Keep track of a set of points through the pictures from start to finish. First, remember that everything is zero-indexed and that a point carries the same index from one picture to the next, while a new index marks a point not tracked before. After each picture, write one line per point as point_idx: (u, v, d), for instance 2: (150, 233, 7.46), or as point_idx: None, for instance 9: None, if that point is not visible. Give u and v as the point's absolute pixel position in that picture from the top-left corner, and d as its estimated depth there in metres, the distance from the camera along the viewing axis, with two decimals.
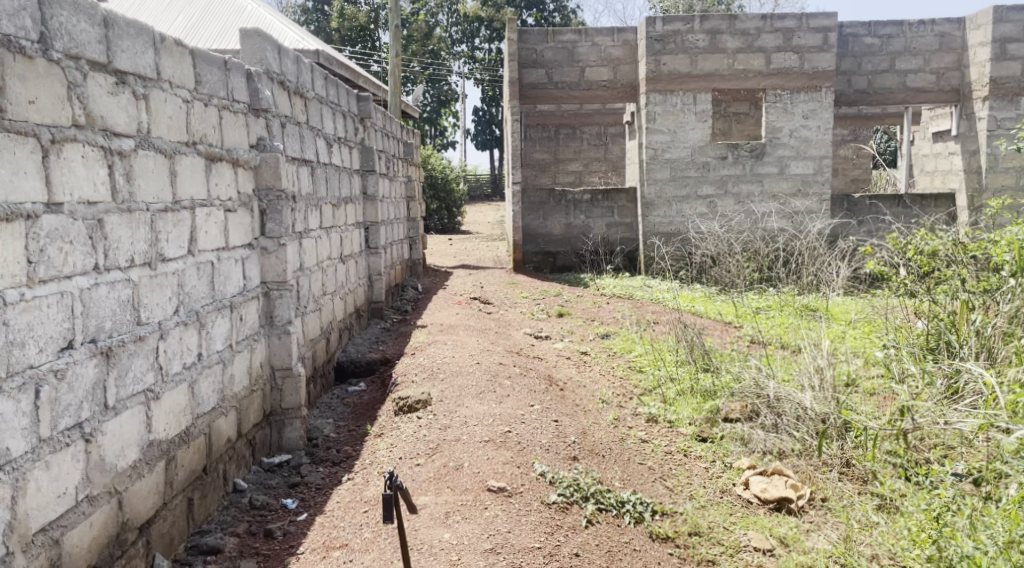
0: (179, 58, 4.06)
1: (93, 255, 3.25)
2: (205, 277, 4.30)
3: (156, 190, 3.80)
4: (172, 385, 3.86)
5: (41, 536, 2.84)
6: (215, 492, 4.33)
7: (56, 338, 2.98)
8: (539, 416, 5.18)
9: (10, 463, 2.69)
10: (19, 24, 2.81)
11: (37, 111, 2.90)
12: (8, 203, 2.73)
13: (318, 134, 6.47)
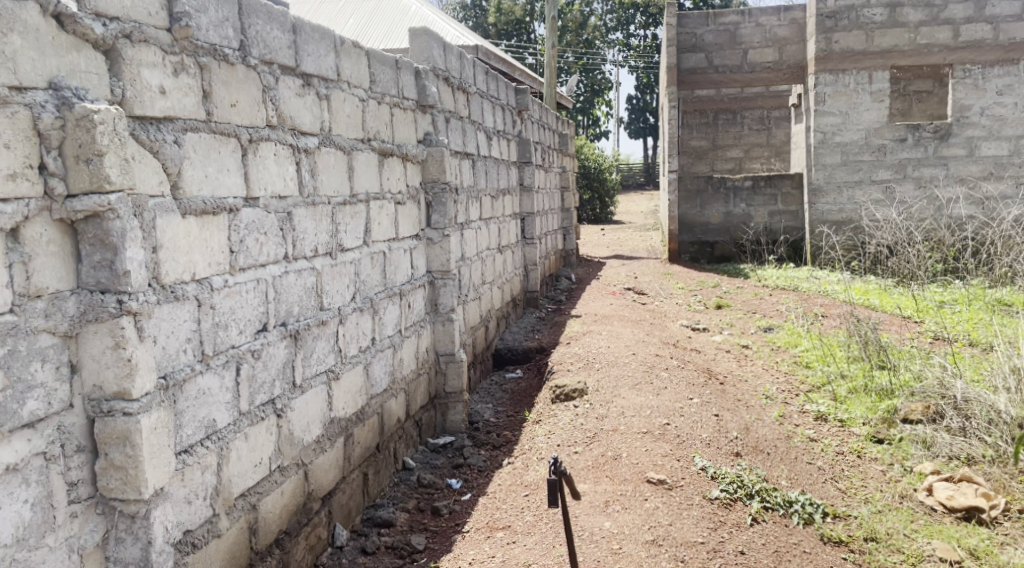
0: (356, 59, 4.30)
1: (284, 245, 3.53)
2: (378, 266, 4.55)
3: (336, 184, 4.06)
4: (350, 367, 4.13)
5: (241, 501, 3.12)
6: (387, 469, 4.59)
7: (253, 320, 3.26)
8: (699, 409, 5.08)
9: (216, 432, 2.97)
10: (224, 34, 3.07)
11: (237, 113, 3.18)
12: (214, 198, 3.01)
13: (479, 128, 6.65)
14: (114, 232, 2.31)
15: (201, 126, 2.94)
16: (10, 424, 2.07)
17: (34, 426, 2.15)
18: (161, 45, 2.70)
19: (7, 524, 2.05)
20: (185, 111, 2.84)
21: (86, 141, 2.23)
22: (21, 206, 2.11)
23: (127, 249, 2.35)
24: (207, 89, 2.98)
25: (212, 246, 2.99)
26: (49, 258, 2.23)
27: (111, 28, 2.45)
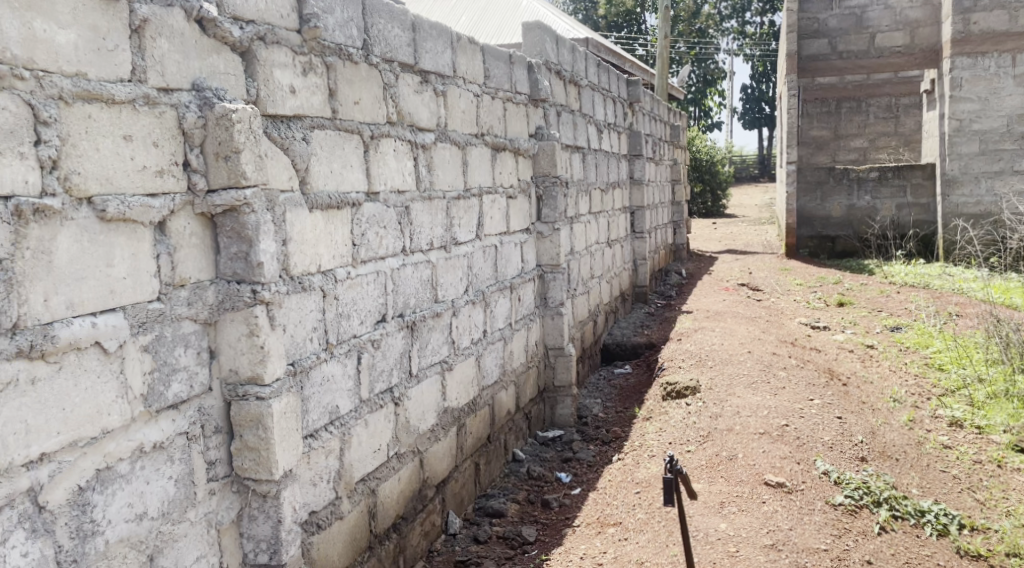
0: (472, 55, 4.35)
1: (402, 239, 3.62)
2: (489, 259, 4.60)
3: (451, 178, 4.12)
4: (463, 358, 4.20)
5: (361, 485, 3.23)
6: (497, 460, 4.64)
7: (373, 311, 3.36)
8: (820, 411, 4.87)
9: (339, 418, 3.09)
10: (348, 34, 3.17)
11: (360, 110, 3.28)
12: (338, 193, 3.11)
13: (590, 121, 6.60)
14: (249, 225, 2.42)
15: (327, 124, 3.05)
16: (158, 405, 2.21)
17: (177, 407, 2.30)
18: (291, 46, 2.81)
19: (155, 498, 2.19)
20: (313, 109, 2.95)
21: (225, 139, 2.34)
22: (168, 201, 2.25)
23: (261, 242, 2.46)
24: (333, 87, 3.09)
25: (336, 239, 3.09)
26: (191, 250, 2.36)
27: (247, 31, 2.57)
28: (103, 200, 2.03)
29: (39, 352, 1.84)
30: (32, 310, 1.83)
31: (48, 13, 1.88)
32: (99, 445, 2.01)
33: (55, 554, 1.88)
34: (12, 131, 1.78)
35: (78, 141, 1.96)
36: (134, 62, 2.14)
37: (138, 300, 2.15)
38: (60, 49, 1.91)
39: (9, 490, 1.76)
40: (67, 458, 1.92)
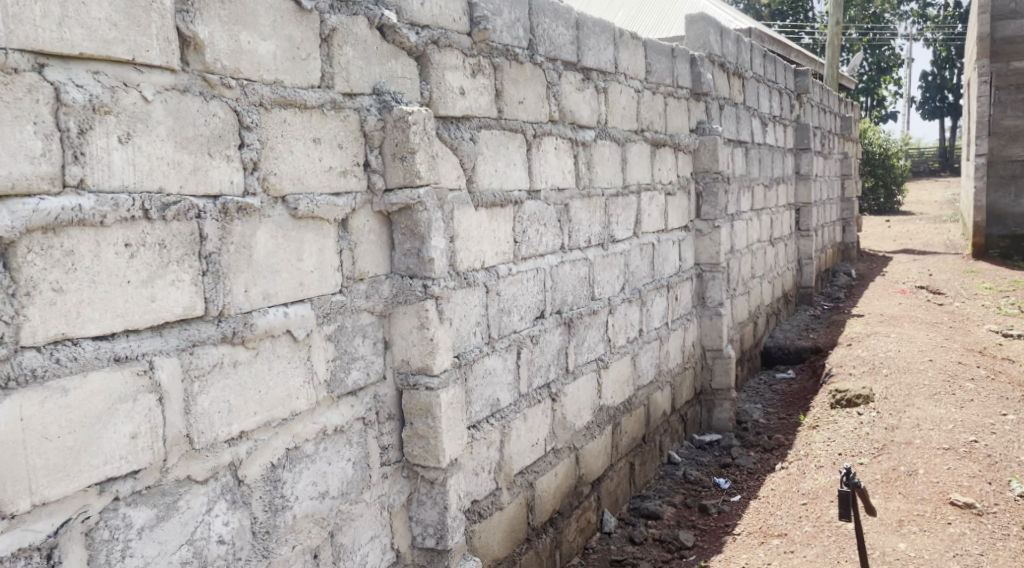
0: (634, 51, 4.30)
1: (561, 236, 3.64)
2: (647, 258, 4.54)
3: (611, 175, 4.10)
4: (619, 356, 4.17)
5: (520, 478, 3.29)
6: (653, 462, 4.57)
7: (533, 307, 3.41)
8: (1015, 428, 4.43)
9: (499, 411, 3.15)
10: (515, 35, 3.22)
11: (524, 109, 3.33)
12: (502, 191, 3.18)
13: (754, 114, 6.35)
14: (422, 223, 2.52)
15: (493, 123, 3.12)
16: (339, 391, 2.36)
17: (355, 393, 2.44)
18: (462, 48, 2.90)
19: (335, 478, 2.33)
20: (481, 110, 3.03)
21: (401, 140, 2.45)
22: (350, 199, 2.38)
23: (432, 238, 2.55)
24: (500, 87, 3.15)
25: (500, 236, 3.16)
26: (369, 246, 2.50)
27: (422, 35, 2.67)
28: (295, 198, 2.18)
29: (241, 338, 2.00)
30: (235, 300, 1.99)
31: (252, 26, 2.03)
32: (288, 426, 2.17)
33: (251, 525, 2.04)
34: (221, 135, 1.95)
35: (275, 144, 2.11)
36: (323, 69, 2.28)
37: (322, 291, 2.30)
38: (262, 58, 2.06)
39: (214, 463, 1.93)
40: (262, 437, 2.08)
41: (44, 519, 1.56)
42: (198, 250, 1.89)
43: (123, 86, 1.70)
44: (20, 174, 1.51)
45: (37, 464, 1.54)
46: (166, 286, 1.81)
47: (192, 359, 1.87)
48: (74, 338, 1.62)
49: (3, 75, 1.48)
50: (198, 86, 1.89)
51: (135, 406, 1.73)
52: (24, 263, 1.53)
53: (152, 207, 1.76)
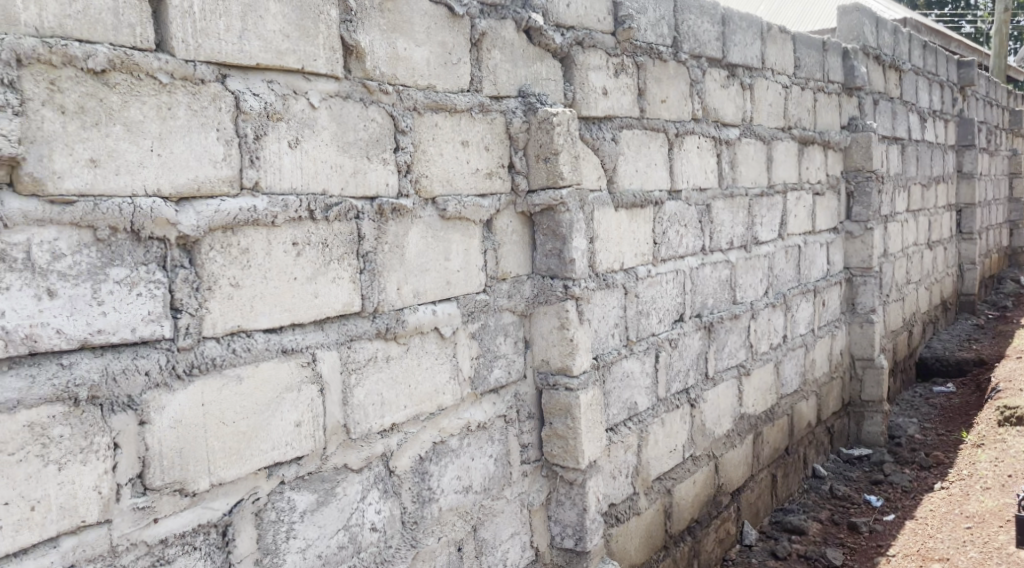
0: (782, 45, 4.13)
1: (702, 238, 3.55)
2: (792, 260, 4.35)
3: (755, 175, 3.96)
4: (761, 363, 4.01)
5: (658, 484, 3.23)
6: (796, 474, 4.37)
7: (672, 310, 3.33)
8: None
9: (636, 415, 3.11)
10: (659, 33, 3.18)
11: (667, 108, 3.27)
12: (643, 191, 3.12)
13: (912, 109, 5.95)
14: (565, 223, 2.51)
15: (636, 123, 3.08)
16: (482, 388, 2.40)
17: (497, 391, 2.47)
18: (606, 48, 2.88)
19: (478, 473, 2.38)
20: (623, 109, 3.00)
21: (546, 141, 2.46)
22: (495, 200, 2.42)
23: (574, 239, 2.54)
24: (643, 86, 3.11)
25: (640, 237, 3.10)
26: (512, 247, 2.53)
27: (567, 37, 2.67)
28: (444, 199, 2.24)
29: (393, 334, 2.08)
30: (387, 297, 2.07)
31: (408, 34, 2.10)
32: (435, 420, 2.23)
33: (400, 515, 2.12)
34: (378, 139, 2.03)
35: (426, 147, 2.18)
36: (473, 73, 2.34)
37: (467, 291, 2.35)
38: (416, 65, 2.13)
39: (368, 453, 2.01)
40: (411, 430, 2.15)
41: (221, 498, 1.69)
42: (356, 249, 1.98)
43: (293, 93, 1.81)
44: (204, 178, 1.63)
45: (216, 447, 1.67)
46: (328, 282, 1.91)
47: (349, 353, 1.96)
48: (247, 331, 1.73)
49: (192, 85, 1.60)
50: (358, 92, 1.98)
51: (299, 396, 1.84)
52: (207, 260, 1.65)
53: (316, 208, 1.86)
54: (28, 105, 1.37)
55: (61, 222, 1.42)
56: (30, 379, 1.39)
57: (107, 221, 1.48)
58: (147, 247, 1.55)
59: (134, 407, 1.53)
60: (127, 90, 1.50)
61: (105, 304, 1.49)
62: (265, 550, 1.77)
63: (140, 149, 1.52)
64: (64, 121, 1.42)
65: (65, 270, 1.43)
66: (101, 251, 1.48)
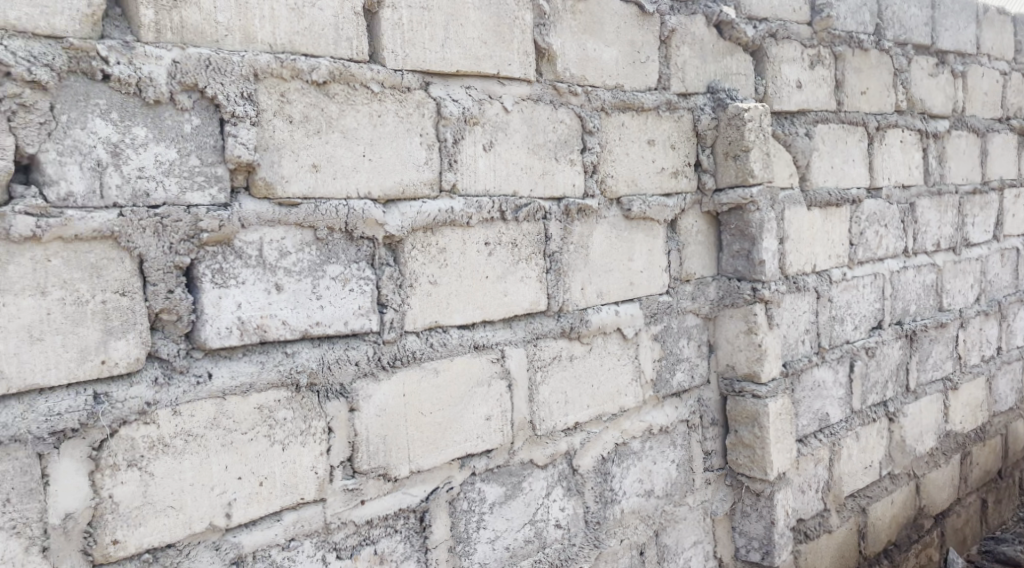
0: (1001, 27, 3.74)
1: (904, 239, 3.28)
2: (1009, 265, 3.92)
3: (966, 170, 3.61)
4: (971, 377, 3.65)
5: (851, 501, 3.03)
6: (1010, 501, 3.95)
7: (870, 317, 3.11)
8: None
9: (828, 427, 2.92)
10: (860, 20, 2.98)
11: (867, 101, 3.05)
12: (840, 189, 2.92)
13: None
14: (754, 223, 2.41)
15: (832, 117, 2.90)
16: (664, 391, 2.36)
17: (679, 395, 2.42)
18: (801, 39, 2.73)
19: (661, 478, 2.34)
20: (818, 103, 2.83)
21: (735, 138, 2.37)
22: (680, 200, 2.37)
23: (764, 239, 2.43)
24: (840, 78, 2.92)
25: (836, 238, 2.91)
26: (697, 248, 2.46)
27: (760, 29, 2.56)
28: (629, 199, 2.21)
29: (577, 334, 2.09)
30: (572, 297, 2.08)
31: (598, 34, 2.11)
32: (617, 422, 2.22)
33: (584, 514, 2.13)
34: (566, 140, 2.05)
35: (613, 147, 2.17)
36: (661, 71, 2.30)
37: (651, 291, 2.31)
38: (605, 65, 2.13)
39: (553, 450, 2.04)
40: (594, 430, 2.15)
41: (419, 485, 1.78)
42: (544, 249, 2.01)
43: (489, 98, 1.87)
44: (408, 181, 1.72)
45: (415, 436, 1.76)
46: (517, 281, 1.95)
47: (536, 350, 1.99)
48: (444, 326, 1.81)
49: (399, 93, 1.70)
50: (549, 95, 2.01)
51: (489, 391, 1.89)
52: (409, 259, 1.74)
53: (507, 209, 1.90)
54: (262, 115, 1.51)
55: (287, 222, 1.55)
56: (260, 365, 1.53)
57: (325, 222, 1.59)
58: (358, 246, 1.66)
59: (346, 395, 1.64)
60: (344, 99, 1.61)
61: (322, 299, 1.61)
62: (458, 538, 1.85)
63: (354, 155, 1.63)
64: (291, 129, 1.55)
65: (290, 267, 1.56)
66: (320, 249, 1.60)
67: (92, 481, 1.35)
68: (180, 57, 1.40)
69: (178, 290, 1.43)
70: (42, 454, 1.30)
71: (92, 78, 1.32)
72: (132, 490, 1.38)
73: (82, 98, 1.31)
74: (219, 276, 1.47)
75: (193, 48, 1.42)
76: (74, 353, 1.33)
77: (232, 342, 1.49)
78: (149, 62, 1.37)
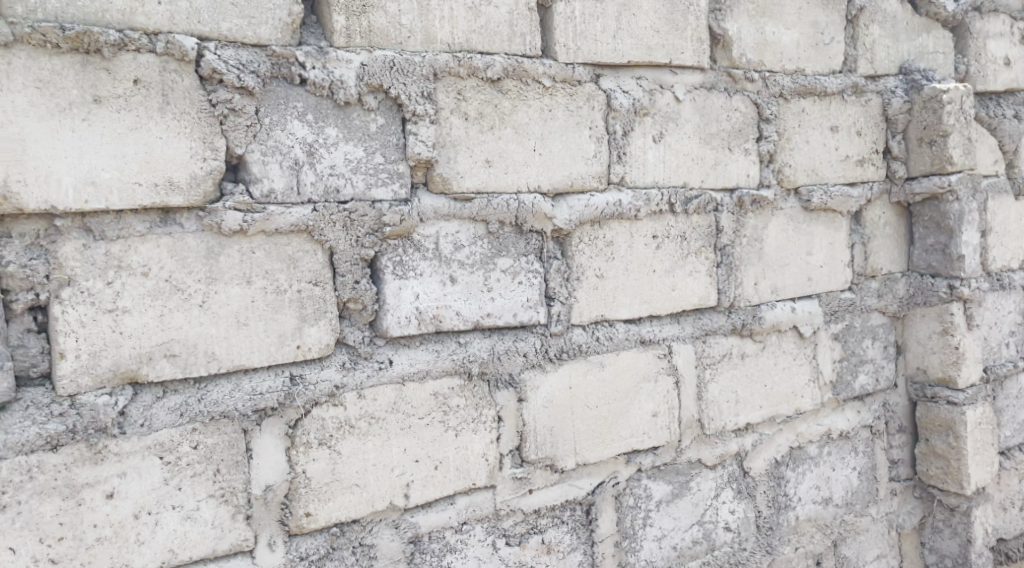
0: None
1: None
2: None
3: None
4: None
5: None
6: None
7: None
8: None
9: None
10: None
11: None
12: None
13: None
14: (952, 214, 2.20)
15: None
16: (845, 394, 2.22)
17: (862, 399, 2.26)
18: (1010, 11, 2.45)
19: (840, 485, 2.21)
20: None
21: (932, 122, 2.18)
22: (866, 189, 2.21)
23: (964, 232, 2.21)
24: None
25: None
26: (884, 241, 2.28)
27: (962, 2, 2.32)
28: (808, 190, 2.09)
29: (750, 331, 2.01)
30: (745, 292, 2.00)
31: (777, 17, 2.01)
32: (792, 424, 2.11)
33: (756, 518, 2.05)
34: (741, 129, 1.97)
35: (791, 135, 2.06)
36: (846, 52, 2.16)
37: (832, 288, 2.17)
38: (785, 49, 2.03)
39: (723, 450, 1.98)
40: (767, 432, 2.06)
41: (585, 478, 1.78)
42: (716, 242, 1.94)
43: (660, 88, 1.83)
44: (577, 174, 1.72)
45: (582, 429, 1.76)
46: (686, 276, 1.90)
47: (705, 347, 1.94)
48: (610, 320, 1.80)
49: (570, 87, 1.70)
50: (723, 82, 1.94)
51: (656, 387, 1.86)
52: (577, 252, 1.74)
53: (677, 201, 1.86)
54: (441, 113, 1.56)
55: (461, 217, 1.60)
56: (435, 353, 1.59)
57: (497, 216, 1.63)
58: (527, 239, 1.68)
59: (515, 385, 1.68)
60: (517, 95, 1.64)
61: (493, 291, 1.65)
62: (625, 534, 1.84)
63: (525, 149, 1.66)
64: (466, 126, 1.59)
65: (464, 260, 1.61)
66: (491, 243, 1.64)
67: (288, 457, 1.46)
68: (367, 60, 1.48)
69: (363, 281, 1.51)
70: (247, 430, 1.42)
71: (291, 83, 1.42)
72: (322, 467, 1.48)
73: (282, 102, 1.42)
74: (399, 268, 1.54)
75: (379, 51, 1.49)
76: (274, 338, 1.44)
77: (410, 331, 1.56)
78: (340, 66, 1.46)
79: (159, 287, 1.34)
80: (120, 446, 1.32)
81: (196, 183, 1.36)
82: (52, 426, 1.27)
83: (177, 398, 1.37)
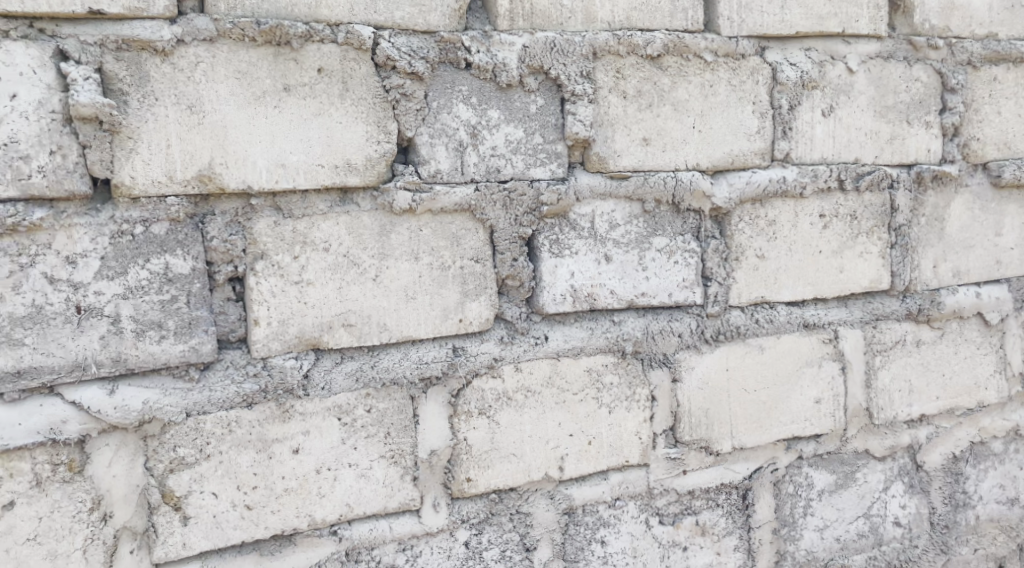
0: None
1: None
2: None
3: None
4: None
5: None
6: None
7: None
8: None
9: None
10: None
11: None
12: None
13: None
14: None
15: None
16: None
17: None
18: None
19: None
20: None
21: None
22: None
23: None
24: None
25: None
26: None
27: None
28: (999, 164, 1.91)
29: (927, 316, 1.88)
30: (922, 275, 1.87)
31: None
32: (974, 418, 1.96)
33: (929, 515, 1.93)
34: (922, 100, 1.83)
35: (981, 105, 1.89)
36: None
37: None
38: (975, 12, 1.86)
39: (893, 441, 1.87)
40: (944, 424, 1.93)
41: (742, 462, 1.75)
42: (890, 222, 1.82)
43: (831, 59, 1.74)
44: (738, 151, 1.68)
45: (739, 412, 1.73)
46: (855, 257, 1.80)
47: (876, 332, 1.83)
48: (771, 302, 1.75)
49: (734, 61, 1.65)
50: (903, 51, 1.81)
51: (820, 372, 1.79)
52: (737, 231, 1.69)
53: (847, 178, 1.76)
54: (599, 93, 1.57)
55: (618, 195, 1.60)
56: (590, 331, 1.62)
57: (654, 195, 1.62)
58: (685, 218, 1.66)
59: (670, 365, 1.67)
60: (677, 72, 1.61)
61: (649, 269, 1.64)
62: (783, 521, 1.79)
63: (684, 127, 1.63)
64: (625, 105, 1.59)
65: (619, 238, 1.61)
66: (647, 222, 1.63)
67: (451, 425, 1.54)
68: (529, 42, 1.51)
69: (521, 259, 1.56)
70: (413, 397, 1.51)
71: (457, 67, 1.48)
72: (482, 436, 1.55)
73: (449, 85, 1.47)
74: (556, 246, 1.57)
75: (540, 32, 1.52)
76: (439, 312, 1.52)
77: (566, 308, 1.59)
78: (503, 49, 1.50)
79: (338, 262, 1.44)
80: (304, 407, 1.44)
81: (370, 164, 1.45)
82: (248, 386, 1.41)
83: (352, 364, 1.48)
